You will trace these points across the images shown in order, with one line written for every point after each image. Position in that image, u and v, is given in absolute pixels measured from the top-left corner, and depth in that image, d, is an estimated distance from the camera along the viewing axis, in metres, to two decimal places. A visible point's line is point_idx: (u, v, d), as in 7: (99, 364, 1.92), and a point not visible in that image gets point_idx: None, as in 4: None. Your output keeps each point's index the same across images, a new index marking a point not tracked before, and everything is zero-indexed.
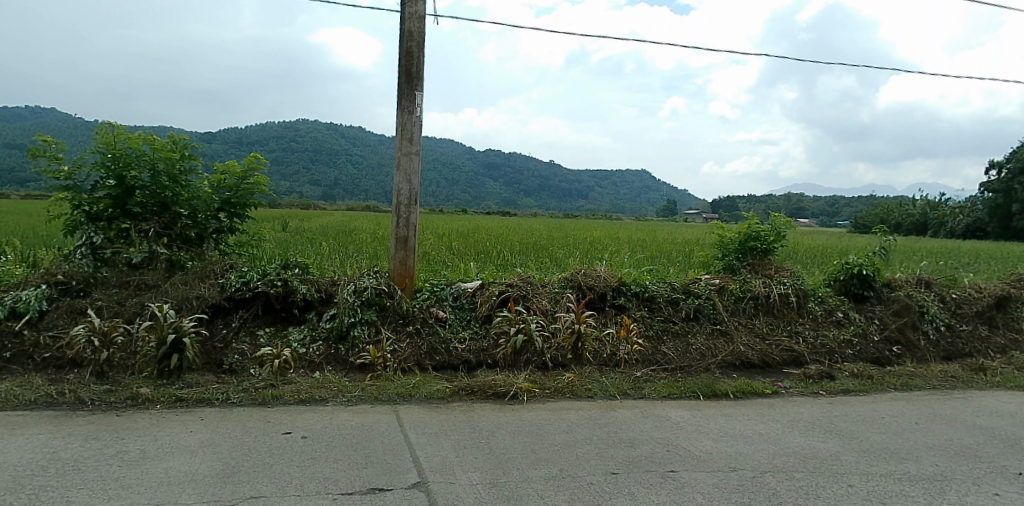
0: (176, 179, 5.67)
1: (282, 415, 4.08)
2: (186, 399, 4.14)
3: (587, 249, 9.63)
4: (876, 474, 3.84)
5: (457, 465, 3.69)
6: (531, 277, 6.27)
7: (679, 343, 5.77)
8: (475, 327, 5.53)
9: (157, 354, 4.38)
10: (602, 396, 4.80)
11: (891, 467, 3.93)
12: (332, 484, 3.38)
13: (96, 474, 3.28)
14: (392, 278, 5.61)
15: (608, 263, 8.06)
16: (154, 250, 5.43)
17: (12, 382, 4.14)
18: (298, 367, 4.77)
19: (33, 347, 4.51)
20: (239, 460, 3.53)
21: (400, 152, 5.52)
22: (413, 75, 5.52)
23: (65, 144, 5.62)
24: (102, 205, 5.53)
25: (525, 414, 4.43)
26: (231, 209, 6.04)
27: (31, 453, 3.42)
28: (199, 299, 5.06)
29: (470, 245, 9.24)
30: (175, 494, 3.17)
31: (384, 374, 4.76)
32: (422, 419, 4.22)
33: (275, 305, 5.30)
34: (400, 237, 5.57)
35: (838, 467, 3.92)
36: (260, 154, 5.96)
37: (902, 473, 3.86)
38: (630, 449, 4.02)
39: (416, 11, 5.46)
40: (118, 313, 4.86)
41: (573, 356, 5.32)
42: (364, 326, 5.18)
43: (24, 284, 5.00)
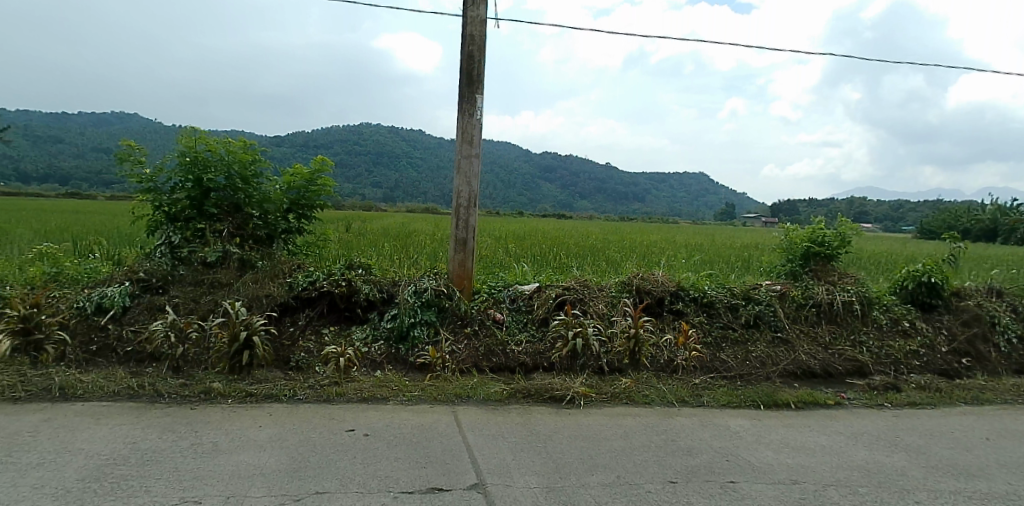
0: (248, 181, 5.83)
1: (344, 413, 4.16)
2: (256, 394, 4.27)
3: (642, 252, 9.55)
4: (947, 491, 3.65)
5: (514, 467, 3.70)
6: (588, 281, 6.20)
7: (738, 351, 5.60)
8: (531, 330, 5.47)
9: (229, 349, 4.52)
10: (660, 403, 4.72)
11: (961, 484, 3.74)
12: (393, 482, 3.44)
13: (172, 465, 3.45)
14: (452, 279, 5.63)
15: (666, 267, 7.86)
16: (227, 249, 5.57)
17: (98, 374, 4.34)
18: (361, 365, 4.85)
19: (116, 341, 4.72)
20: (305, 455, 3.64)
21: (460, 155, 5.56)
22: (474, 78, 5.53)
23: (148, 148, 5.85)
24: (180, 206, 5.73)
25: (581, 419, 4.39)
26: (299, 210, 6.19)
27: (114, 443, 3.60)
28: (269, 298, 5.23)
29: (524, 248, 9.20)
30: (245, 488, 3.31)
31: (443, 374, 4.78)
32: (480, 420, 4.25)
33: (340, 304, 5.42)
34: (460, 238, 5.60)
35: (904, 482, 3.75)
36: (327, 157, 6.04)
37: (972, 490, 3.66)
38: (688, 458, 3.94)
39: (478, 15, 5.47)
40: (193, 310, 5.05)
41: (630, 362, 5.20)
42: (424, 326, 5.20)
43: (108, 281, 5.24)
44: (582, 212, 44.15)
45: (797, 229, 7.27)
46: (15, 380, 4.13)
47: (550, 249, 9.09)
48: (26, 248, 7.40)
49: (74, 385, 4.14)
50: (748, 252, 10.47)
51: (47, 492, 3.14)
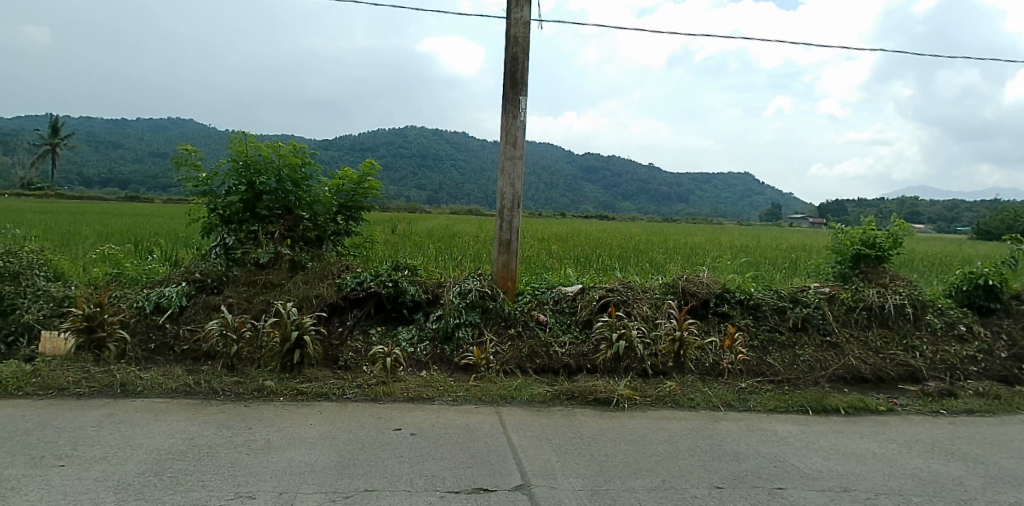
0: (299, 183, 5.94)
1: (392, 412, 4.22)
2: (307, 392, 4.35)
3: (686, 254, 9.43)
4: (1008, 503, 3.49)
5: (558, 469, 3.68)
6: (632, 282, 6.11)
7: (786, 355, 5.46)
8: (575, 331, 5.44)
9: (281, 348, 4.63)
10: (706, 407, 4.64)
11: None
12: (439, 481, 3.47)
13: (228, 461, 3.55)
14: (495, 281, 5.65)
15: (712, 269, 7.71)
16: (279, 250, 5.69)
17: (157, 371, 4.50)
18: (407, 365, 4.91)
19: (173, 339, 4.89)
20: (354, 453, 3.70)
21: (503, 157, 5.57)
22: (519, 80, 5.54)
23: (203, 152, 6.02)
24: (233, 209, 5.87)
25: (626, 422, 4.35)
26: (348, 212, 6.31)
27: (173, 438, 3.73)
28: (318, 299, 5.32)
29: (566, 249, 9.16)
30: (298, 484, 3.38)
31: (487, 375, 4.80)
32: (524, 421, 4.25)
33: (387, 305, 5.49)
34: (504, 240, 5.61)
35: (961, 493, 3.60)
36: (375, 160, 6.08)
37: None
38: (734, 463, 3.87)
39: (522, 16, 5.47)
40: (246, 309, 5.17)
41: (675, 364, 5.11)
42: (468, 327, 5.23)
43: (166, 282, 5.42)
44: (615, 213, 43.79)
45: (846, 229, 7.05)
46: (80, 376, 4.31)
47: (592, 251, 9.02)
48: (90, 249, 7.75)
49: (135, 382, 4.30)
50: (795, 254, 10.23)
51: (110, 485, 3.27)
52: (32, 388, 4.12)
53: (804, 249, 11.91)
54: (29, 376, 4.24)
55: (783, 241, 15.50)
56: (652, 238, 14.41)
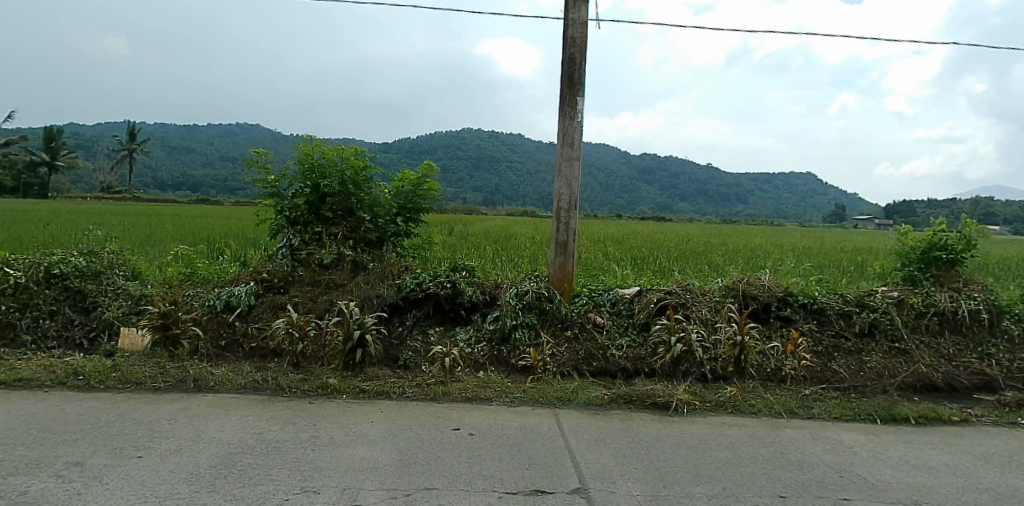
0: (360, 186, 6.06)
1: (450, 411, 4.25)
2: (368, 391, 4.43)
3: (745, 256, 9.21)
4: None
5: (617, 474, 3.64)
6: (690, 285, 5.93)
7: (851, 361, 5.24)
8: (633, 334, 5.36)
9: (344, 347, 4.73)
10: (768, 413, 4.51)
11: None
12: (498, 482, 3.48)
13: (294, 456, 3.64)
14: (552, 282, 5.63)
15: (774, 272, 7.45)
16: (341, 251, 5.80)
17: (228, 368, 4.66)
18: (465, 365, 4.93)
19: (243, 336, 5.07)
20: (414, 451, 3.75)
21: (560, 158, 5.56)
22: (576, 80, 5.52)
23: (272, 154, 6.14)
24: (299, 211, 6.05)
25: (685, 427, 4.27)
26: (407, 214, 6.39)
27: (242, 432, 3.85)
28: (379, 299, 5.41)
29: (621, 252, 9.02)
30: (360, 479, 3.44)
31: (544, 377, 4.78)
32: (582, 425, 4.21)
33: (445, 305, 5.54)
34: (561, 242, 5.58)
35: None
36: (434, 162, 6.15)
37: None
38: (798, 472, 3.74)
39: (579, 16, 5.45)
40: (311, 309, 5.30)
41: (735, 370, 4.94)
42: (525, 329, 5.23)
43: (235, 281, 5.58)
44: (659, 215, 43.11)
45: (915, 231, 6.74)
46: (156, 371, 4.51)
47: (647, 253, 8.91)
48: (166, 250, 8.11)
49: (207, 377, 4.46)
50: (860, 257, 9.85)
51: (184, 476, 3.40)
52: (113, 382, 4.33)
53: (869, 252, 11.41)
54: (110, 371, 4.45)
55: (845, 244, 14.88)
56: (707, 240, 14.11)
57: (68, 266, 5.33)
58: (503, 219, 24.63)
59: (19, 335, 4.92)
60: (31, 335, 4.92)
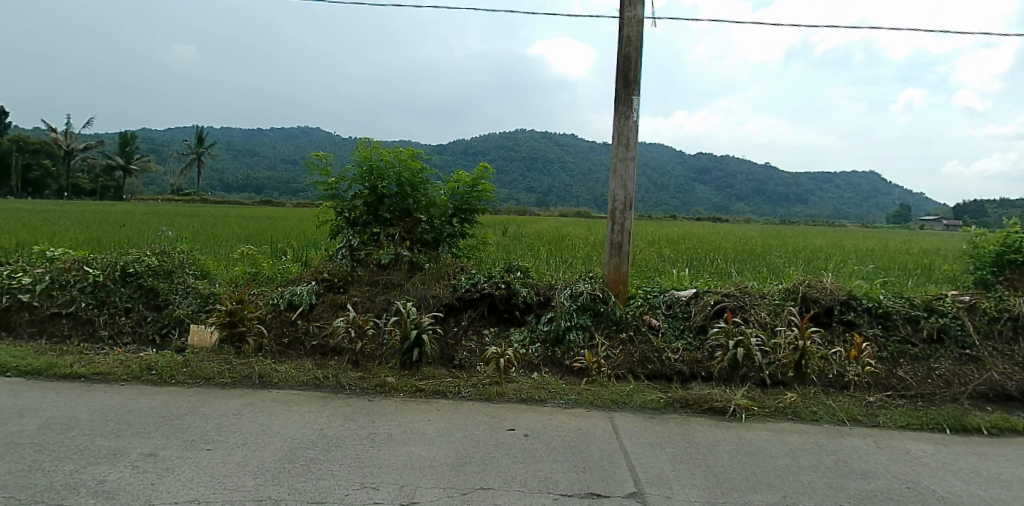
0: (416, 187, 6.12)
1: (505, 412, 4.27)
2: (425, 389, 4.48)
3: (805, 258, 8.94)
4: None
5: (673, 479, 3.58)
6: (749, 287, 5.80)
7: (918, 368, 5.02)
8: (689, 337, 5.26)
9: (401, 346, 4.79)
10: (830, 421, 4.36)
11: None
12: (553, 484, 3.47)
13: (354, 452, 3.71)
14: (607, 284, 5.58)
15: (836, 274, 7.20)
16: (399, 252, 5.90)
17: (291, 364, 4.80)
18: (520, 366, 4.94)
19: (304, 334, 5.20)
20: (470, 451, 3.77)
21: (616, 158, 5.51)
22: (632, 79, 5.46)
23: (332, 156, 6.27)
24: (358, 212, 6.17)
25: (744, 433, 4.17)
26: (462, 215, 6.39)
27: (305, 428, 3.95)
28: (435, 298, 5.47)
29: (676, 253, 8.88)
30: (417, 477, 3.48)
31: (599, 379, 4.74)
32: (638, 428, 4.16)
33: (500, 306, 5.57)
34: (616, 243, 5.54)
35: None
36: (489, 164, 6.14)
37: None
38: (863, 482, 3.61)
39: (635, 14, 5.39)
40: (369, 308, 5.40)
41: (796, 375, 4.81)
42: (579, 330, 5.20)
43: (298, 281, 5.77)
44: (703, 215, 42.24)
45: (988, 232, 6.41)
46: (223, 366, 4.66)
47: (703, 254, 8.76)
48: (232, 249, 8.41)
49: (270, 374, 4.59)
50: (928, 259, 9.41)
51: (250, 469, 3.50)
52: (183, 377, 4.50)
53: (937, 253, 10.87)
54: (180, 366, 4.63)
55: (909, 246, 14.22)
56: (762, 241, 13.75)
57: (141, 265, 5.58)
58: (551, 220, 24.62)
59: (98, 330, 5.19)
60: (107, 331, 5.17)
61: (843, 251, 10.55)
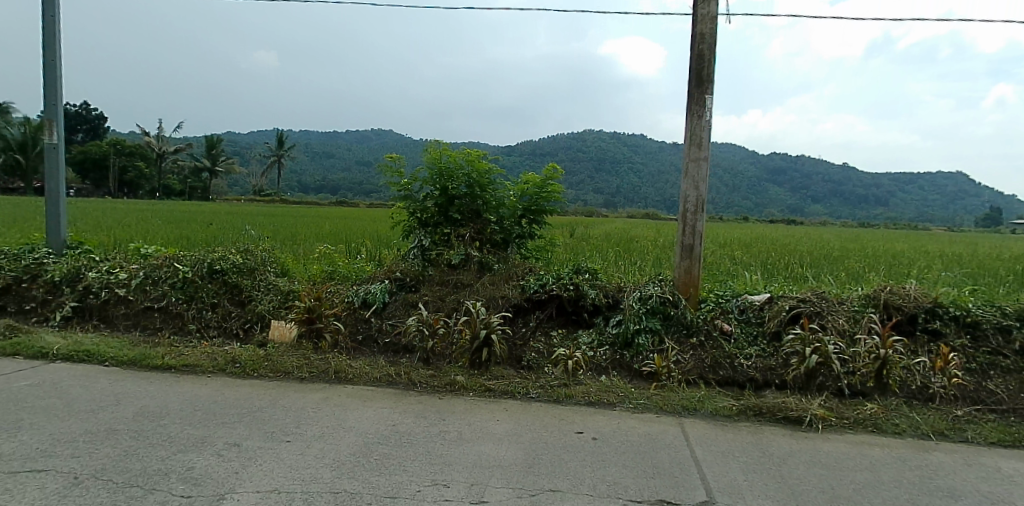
0: (485, 187, 6.17)
1: (574, 414, 4.25)
2: (494, 389, 4.51)
3: (887, 263, 8.54)
4: None
5: (746, 489, 3.48)
6: (825, 293, 5.58)
7: (1011, 382, 4.71)
8: (763, 344, 5.10)
9: (472, 346, 4.84)
10: (913, 434, 4.15)
11: None
12: (622, 489, 3.43)
13: (425, 449, 3.77)
14: (677, 287, 5.48)
15: (922, 280, 6.84)
16: (469, 252, 5.98)
17: (365, 361, 4.93)
18: (588, 369, 4.93)
19: (377, 332, 5.34)
20: (539, 452, 3.77)
21: (687, 158, 5.42)
22: (705, 78, 5.36)
23: (405, 158, 6.38)
24: (430, 212, 6.25)
25: (821, 444, 4.02)
26: (532, 216, 6.37)
27: (379, 424, 4.04)
28: (504, 299, 5.51)
29: (748, 256, 8.65)
30: (487, 476, 3.51)
31: (670, 384, 4.67)
32: (709, 435, 4.07)
33: (568, 308, 5.57)
34: (686, 245, 5.44)
35: None
36: (558, 164, 6.07)
37: None
38: (950, 500, 3.42)
39: (709, 11, 5.30)
40: (440, 307, 5.48)
41: (876, 385, 4.61)
42: (648, 334, 5.11)
43: (372, 279, 5.91)
44: (773, 215, 40.50)
45: None
46: (302, 361, 4.83)
47: (777, 257, 8.51)
48: (309, 248, 8.74)
49: (346, 369, 4.73)
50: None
51: (327, 462, 3.60)
52: (265, 370, 4.68)
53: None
54: (262, 360, 4.82)
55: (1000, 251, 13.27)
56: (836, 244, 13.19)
57: (227, 262, 5.83)
58: (616, 221, 24.41)
59: (186, 324, 5.49)
60: (196, 324, 5.46)
61: (928, 256, 9.99)
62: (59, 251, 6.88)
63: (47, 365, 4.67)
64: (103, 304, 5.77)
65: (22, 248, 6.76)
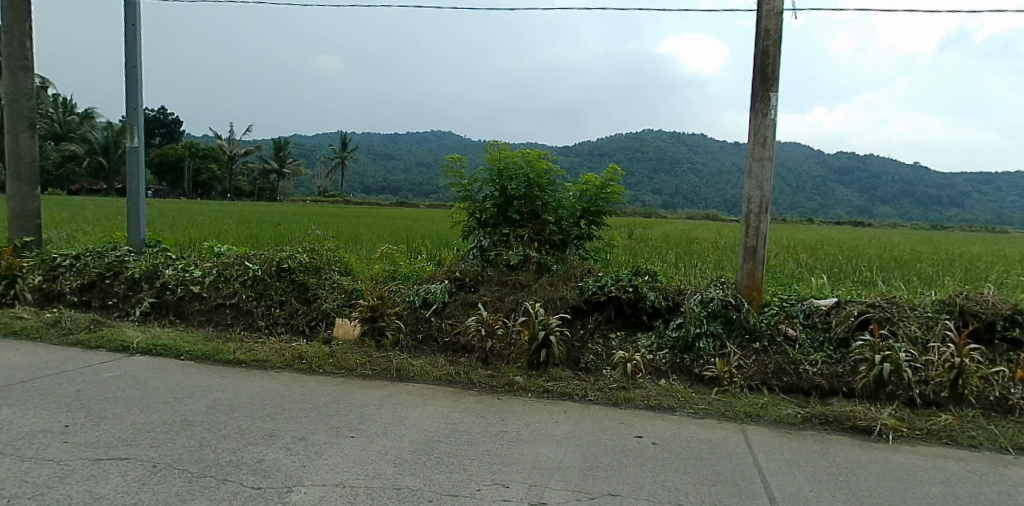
0: (544, 188, 6.19)
1: (633, 418, 4.22)
2: (552, 391, 4.53)
3: (965, 267, 8.11)
4: None
5: (812, 499, 3.36)
6: (896, 298, 5.37)
7: None
8: (829, 350, 4.95)
9: (530, 346, 4.88)
10: (992, 447, 3.94)
11: None
12: (682, 495, 3.36)
13: (484, 448, 3.79)
14: (740, 290, 5.38)
15: (1003, 286, 6.48)
16: (527, 253, 6.00)
17: (425, 360, 5.00)
18: (647, 372, 4.89)
19: (437, 331, 5.41)
20: (598, 455, 3.74)
21: (751, 158, 5.31)
22: (770, 75, 5.25)
23: (465, 159, 6.47)
24: (489, 213, 6.33)
25: (891, 455, 3.87)
26: (591, 216, 6.34)
27: (439, 422, 4.09)
28: (563, 300, 5.51)
29: (814, 259, 8.38)
30: (546, 478, 3.50)
31: (732, 390, 4.59)
32: (773, 443, 3.97)
33: (626, 310, 5.54)
34: (750, 247, 5.34)
35: None
36: (618, 165, 6.05)
37: None
38: None
39: (775, 6, 5.18)
40: (498, 308, 5.52)
41: (950, 395, 4.42)
42: (709, 338, 5.03)
43: (432, 279, 5.98)
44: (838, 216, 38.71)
45: None
46: (365, 358, 4.95)
47: (844, 261, 8.23)
48: (372, 248, 8.97)
49: (407, 368, 4.83)
50: None
51: (389, 458, 3.66)
52: (330, 367, 4.82)
53: None
54: (327, 356, 4.96)
55: None
56: (906, 247, 12.61)
57: (295, 261, 6.02)
58: (672, 222, 24.10)
59: (256, 320, 5.70)
60: (265, 321, 5.67)
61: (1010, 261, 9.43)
62: (139, 249, 7.18)
63: (129, 358, 4.92)
64: (178, 300, 6.04)
65: (106, 246, 7.12)
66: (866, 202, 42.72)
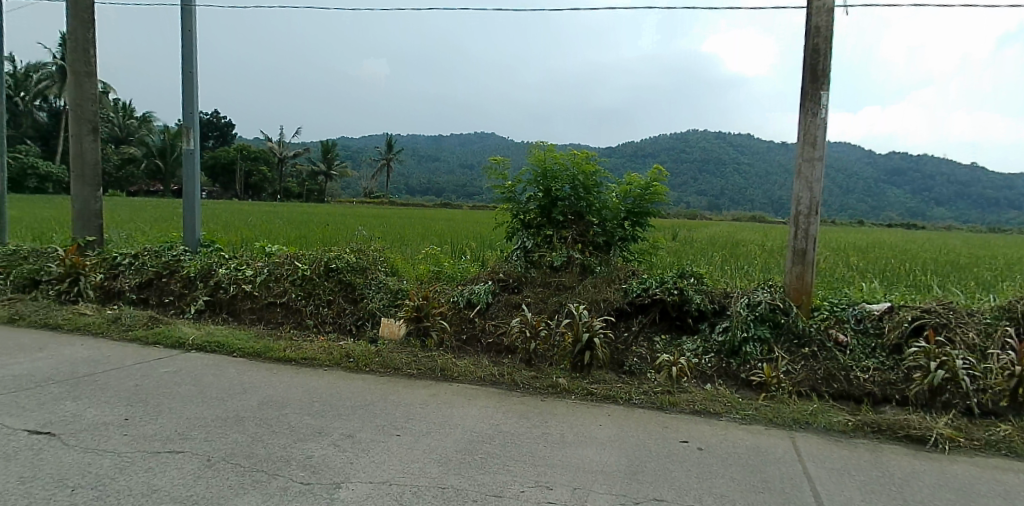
0: (590, 189, 6.19)
1: (678, 422, 4.18)
2: (596, 394, 4.52)
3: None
4: None
5: None
6: (953, 304, 5.20)
7: None
8: (881, 356, 4.84)
9: (574, 348, 4.89)
10: None
11: None
12: (729, 501, 3.31)
13: (528, 450, 3.81)
14: (788, 294, 5.30)
15: None
16: (571, 254, 5.99)
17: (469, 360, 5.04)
18: (692, 376, 4.84)
19: (481, 331, 5.45)
20: (642, 459, 3.72)
21: (801, 158, 5.22)
22: (821, 73, 5.16)
23: (509, 161, 6.52)
24: (532, 214, 6.36)
25: (947, 466, 3.75)
26: (636, 218, 6.33)
27: (483, 422, 4.12)
28: (606, 302, 5.48)
29: (866, 263, 8.15)
30: (591, 481, 3.49)
31: (780, 395, 4.52)
32: (824, 451, 3.89)
33: (671, 313, 5.50)
34: (799, 250, 5.25)
35: None
36: (663, 166, 6.05)
37: None
38: None
39: (825, 2, 5.08)
40: (542, 309, 5.53)
41: (1010, 404, 4.27)
42: (756, 343, 4.95)
43: (475, 279, 6.03)
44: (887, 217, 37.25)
45: None
46: (411, 358, 5.01)
47: (898, 265, 7.98)
48: (415, 248, 9.10)
49: (451, 368, 4.88)
50: None
51: (434, 457, 3.70)
52: (376, 366, 4.90)
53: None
54: (373, 355, 5.05)
55: None
56: (965, 250, 12.10)
57: (342, 261, 6.12)
58: (712, 223, 23.71)
59: (305, 319, 5.83)
60: (314, 319, 5.80)
61: None
62: (194, 249, 7.43)
63: (183, 354, 5.09)
64: (231, 298, 6.21)
65: (161, 245, 7.36)
66: (915, 202, 40.99)
